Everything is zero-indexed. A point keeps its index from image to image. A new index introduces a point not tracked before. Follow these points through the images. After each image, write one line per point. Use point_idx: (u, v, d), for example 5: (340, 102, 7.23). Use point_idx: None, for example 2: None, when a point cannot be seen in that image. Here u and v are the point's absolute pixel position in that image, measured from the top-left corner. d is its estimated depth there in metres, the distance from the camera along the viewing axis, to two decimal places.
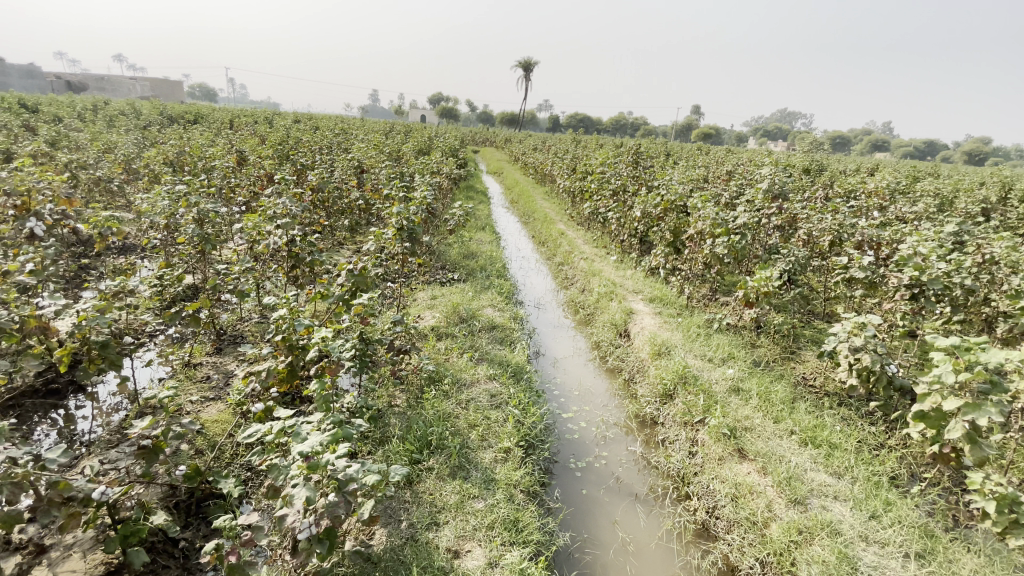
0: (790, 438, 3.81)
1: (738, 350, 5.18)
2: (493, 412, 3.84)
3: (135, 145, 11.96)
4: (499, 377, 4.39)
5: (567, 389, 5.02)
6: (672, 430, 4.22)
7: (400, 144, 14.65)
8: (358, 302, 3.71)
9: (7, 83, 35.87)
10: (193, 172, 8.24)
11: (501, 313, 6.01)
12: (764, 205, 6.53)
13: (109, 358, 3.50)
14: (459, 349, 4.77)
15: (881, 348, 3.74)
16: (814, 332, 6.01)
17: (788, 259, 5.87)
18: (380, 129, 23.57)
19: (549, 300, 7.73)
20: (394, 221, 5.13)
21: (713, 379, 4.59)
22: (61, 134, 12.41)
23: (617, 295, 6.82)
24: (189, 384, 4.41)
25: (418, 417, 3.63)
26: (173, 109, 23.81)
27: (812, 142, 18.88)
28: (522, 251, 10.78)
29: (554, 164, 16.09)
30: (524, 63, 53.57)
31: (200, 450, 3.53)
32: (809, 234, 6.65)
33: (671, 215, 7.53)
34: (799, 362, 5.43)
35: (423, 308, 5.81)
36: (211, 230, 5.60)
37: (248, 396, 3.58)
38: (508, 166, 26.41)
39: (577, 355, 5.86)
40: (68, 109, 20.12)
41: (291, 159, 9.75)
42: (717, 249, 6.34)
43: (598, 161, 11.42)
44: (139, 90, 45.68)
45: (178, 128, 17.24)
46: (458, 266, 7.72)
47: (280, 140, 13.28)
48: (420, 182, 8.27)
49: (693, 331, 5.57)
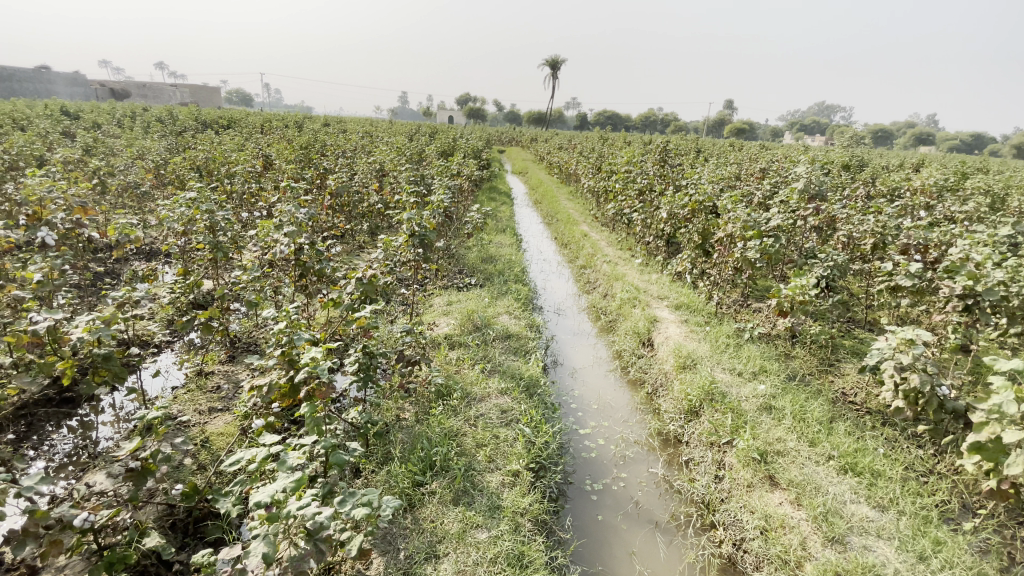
0: (827, 464, 3.48)
1: (769, 363, 4.84)
2: (502, 430, 3.64)
3: (167, 150, 12.29)
4: (512, 391, 4.19)
5: (585, 403, 4.78)
6: (696, 451, 3.93)
7: (422, 146, 14.60)
8: (363, 314, 3.57)
9: (57, 92, 37.71)
10: (217, 178, 8.34)
11: (518, 320, 5.81)
12: (800, 206, 6.12)
13: (114, 370, 3.46)
14: (472, 360, 4.60)
15: (931, 368, 3.37)
16: (854, 342, 5.59)
17: (826, 264, 5.46)
18: (405, 131, 23.63)
19: (570, 305, 7.49)
20: (407, 226, 4.99)
21: (742, 396, 4.27)
22: (99, 141, 12.86)
23: (641, 301, 6.53)
24: (200, 394, 4.38)
25: (424, 435, 3.47)
26: (208, 115, 24.53)
27: (853, 137, 17.96)
28: (545, 253, 10.55)
29: (578, 163, 15.79)
30: (554, 62, 52.90)
31: (203, 465, 3.47)
32: (849, 236, 6.20)
33: (699, 217, 7.17)
34: (838, 376, 5.05)
35: (438, 316, 5.66)
36: (227, 237, 5.58)
37: (251, 411, 3.49)
38: (533, 166, 26.21)
39: (597, 365, 5.61)
40: (109, 117, 20.94)
41: (314, 163, 9.79)
42: (747, 253, 5.97)
43: (623, 160, 11.08)
44: (178, 97, 47.40)
45: (211, 133, 17.69)
46: (477, 270, 7.56)
47: (305, 143, 13.43)
48: (439, 184, 8.15)
49: (721, 341, 5.24)
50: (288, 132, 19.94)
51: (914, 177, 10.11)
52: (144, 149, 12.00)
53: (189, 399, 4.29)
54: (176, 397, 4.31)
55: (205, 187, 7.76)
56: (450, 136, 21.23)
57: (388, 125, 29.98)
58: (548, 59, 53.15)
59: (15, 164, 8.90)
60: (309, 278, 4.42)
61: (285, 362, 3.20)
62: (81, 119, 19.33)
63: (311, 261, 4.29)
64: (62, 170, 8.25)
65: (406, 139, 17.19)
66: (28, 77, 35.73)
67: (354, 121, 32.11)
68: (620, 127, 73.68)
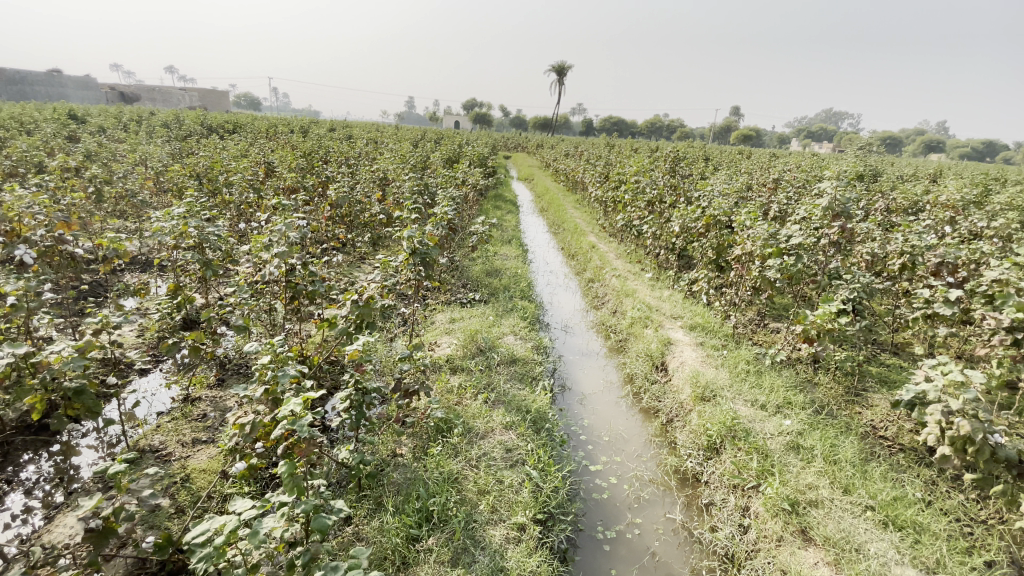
0: (866, 516, 3.15)
1: (793, 394, 4.51)
2: (507, 473, 3.33)
3: (168, 156, 12.11)
4: (518, 425, 3.89)
5: (596, 434, 4.46)
6: (718, 496, 3.62)
7: (427, 153, 14.36)
8: (357, 345, 3.24)
9: (65, 94, 37.90)
10: (215, 186, 8.11)
11: (524, 342, 5.51)
12: (823, 223, 5.80)
13: (87, 405, 3.20)
14: (475, 388, 4.30)
15: (984, 414, 3.04)
16: (882, 369, 5.26)
17: (854, 287, 5.14)
18: (412, 137, 23.50)
19: (577, 322, 7.18)
20: (408, 244, 4.72)
21: (766, 433, 3.95)
22: (100, 146, 12.69)
23: (653, 321, 6.22)
24: (184, 423, 4.10)
25: (422, 480, 3.17)
26: (214, 119, 24.46)
27: (866, 145, 17.64)
28: (551, 264, 10.26)
29: (585, 171, 15.50)
30: (560, 66, 53.19)
31: (181, 508, 3.18)
32: (874, 256, 5.86)
33: (714, 232, 6.86)
34: (866, 408, 4.72)
35: (439, 336, 5.38)
36: (219, 252, 5.31)
37: (234, 449, 3.20)
38: (539, 173, 25.97)
39: (607, 390, 5.29)
40: (115, 121, 20.87)
41: (315, 170, 9.55)
42: (767, 273, 5.66)
43: (632, 170, 10.76)
44: (187, 101, 47.62)
45: (215, 138, 17.52)
46: (481, 284, 7.27)
47: (308, 149, 13.20)
48: (443, 195, 7.86)
49: (741, 368, 4.92)
50: (294, 137, 19.83)
51: (934, 190, 9.78)
52: (145, 155, 11.81)
53: (173, 428, 4.02)
54: (158, 426, 4.04)
55: (203, 196, 7.53)
56: (456, 142, 21.02)
57: (394, 130, 29.86)
58: (555, 65, 53.06)
59: (11, 169, 8.71)
60: (303, 300, 4.16)
61: (270, 399, 2.92)
62: (87, 122, 19.23)
63: (305, 283, 4.01)
64: (58, 177, 8.05)
65: (411, 145, 16.96)
66: (37, 80, 35.91)
67: (360, 126, 32.01)
68: (627, 133, 73.47)
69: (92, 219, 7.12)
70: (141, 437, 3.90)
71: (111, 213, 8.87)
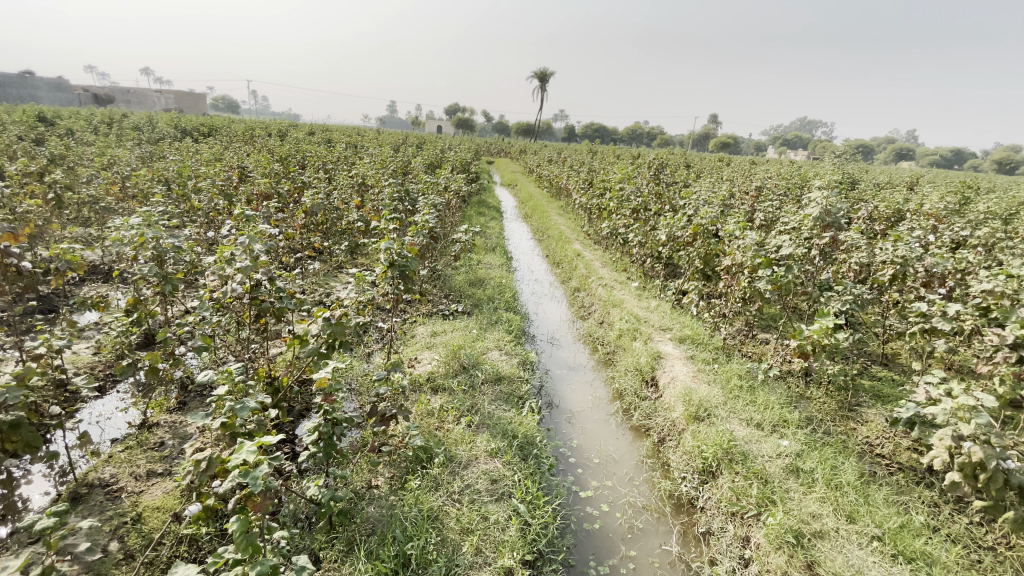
0: (873, 547, 2.98)
1: (789, 412, 4.35)
2: (493, 508, 3.08)
3: (137, 160, 11.60)
4: (503, 452, 3.64)
5: (586, 456, 4.23)
6: (716, 525, 3.42)
7: (407, 158, 14.06)
8: (324, 373, 2.82)
9: (34, 95, 36.67)
10: (183, 193, 7.71)
11: (510, 357, 5.27)
12: (813, 233, 5.69)
13: (25, 439, 2.77)
14: (457, 410, 4.04)
15: (998, 440, 2.90)
16: (875, 383, 5.15)
17: (846, 299, 5.02)
18: (392, 141, 23.08)
19: (563, 333, 6.96)
20: (385, 256, 4.45)
21: (764, 455, 3.77)
22: (65, 149, 12.12)
23: (641, 333, 6.03)
24: (140, 452, 3.75)
25: (399, 519, 2.90)
26: (188, 121, 23.79)
27: (843, 154, 17.92)
28: (535, 273, 10.06)
29: (569, 176, 15.36)
30: (543, 73, 53.37)
31: (131, 553, 2.84)
32: (864, 266, 5.77)
33: (702, 241, 6.72)
34: (861, 424, 4.59)
35: (420, 352, 5.12)
36: (182, 265, 4.96)
37: (189, 487, 2.89)
38: (523, 178, 25.83)
39: (595, 407, 5.06)
40: (84, 123, 20.13)
41: (291, 175, 9.19)
42: (757, 284, 5.52)
43: (617, 176, 10.62)
44: (161, 103, 46.53)
45: (189, 141, 16.96)
46: (464, 295, 7.01)
47: (286, 154, 12.79)
48: (424, 202, 7.58)
49: (734, 384, 4.75)
50: (272, 141, 19.39)
51: (914, 198, 9.86)
52: (112, 158, 11.30)
53: (126, 458, 3.66)
54: (110, 457, 3.68)
55: (169, 203, 7.14)
56: (439, 147, 20.72)
57: (375, 135, 29.42)
58: (538, 71, 53.18)
59: None
60: (270, 318, 3.85)
61: (228, 434, 2.62)
62: (54, 125, 18.50)
63: (271, 301, 3.71)
64: (13, 182, 7.57)
65: (391, 150, 16.65)
66: (3, 80, 34.66)
67: (341, 130, 31.56)
68: (609, 140, 74.09)
69: (48, 227, 6.67)
70: (90, 470, 3.54)
71: (72, 220, 8.40)
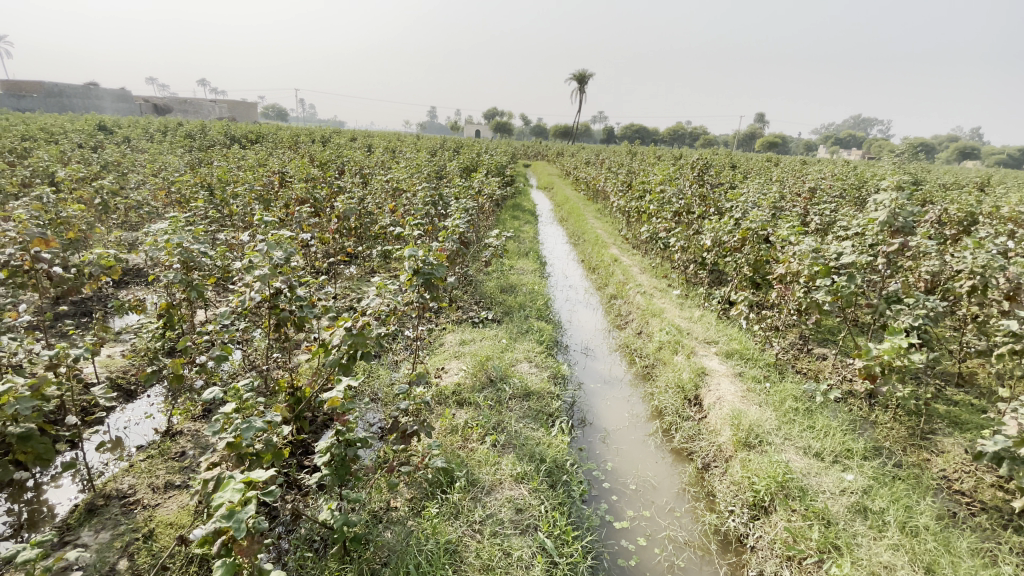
0: None
1: (852, 440, 3.88)
2: (516, 543, 2.81)
3: (185, 166, 12.02)
4: (530, 477, 3.36)
5: (621, 482, 3.89)
6: (768, 569, 3.03)
7: (444, 162, 14.03)
8: (335, 392, 2.58)
9: (102, 106, 39.21)
10: (222, 198, 7.85)
11: (540, 370, 4.99)
12: (879, 239, 5.13)
13: (36, 450, 2.79)
14: (483, 428, 3.80)
15: None
16: (950, 408, 4.58)
17: (918, 313, 4.49)
18: (430, 146, 23.30)
19: (598, 343, 6.62)
20: (411, 263, 4.24)
21: (826, 491, 3.34)
22: (121, 156, 12.72)
23: (683, 346, 5.62)
24: (160, 462, 3.72)
25: (413, 550, 2.67)
26: (236, 129, 24.74)
27: (904, 153, 16.70)
28: (570, 278, 9.73)
29: (607, 178, 14.92)
30: (582, 75, 52.90)
31: (138, 573, 2.76)
32: (938, 276, 5.16)
33: (751, 247, 6.25)
34: (934, 455, 4.07)
35: (446, 361, 4.93)
36: (211, 270, 4.94)
37: (197, 507, 2.77)
38: (560, 181, 25.50)
39: (632, 426, 4.71)
40: (142, 131, 21.21)
41: (327, 180, 9.24)
42: (814, 295, 5.03)
43: (658, 178, 10.15)
44: (216, 112, 49.08)
45: (236, 148, 17.57)
46: (496, 302, 6.79)
47: (325, 158, 12.96)
48: (456, 206, 7.40)
49: (788, 407, 4.30)
50: (315, 147, 19.85)
51: (989, 199, 8.96)
52: (161, 164, 11.75)
53: (146, 469, 3.63)
54: (132, 466, 3.66)
55: (207, 208, 7.26)
56: (477, 151, 20.71)
57: (414, 140, 29.82)
58: (576, 74, 52.76)
59: (25, 180, 8.66)
60: (291, 328, 3.71)
61: (234, 455, 2.47)
62: (115, 133, 19.59)
63: (291, 309, 3.57)
64: (66, 188, 7.91)
65: (428, 154, 16.68)
66: (75, 93, 37.16)
67: (382, 135, 32.07)
68: (649, 141, 72.62)
69: (95, 232, 6.90)
70: (110, 480, 3.52)
71: (120, 224, 8.72)
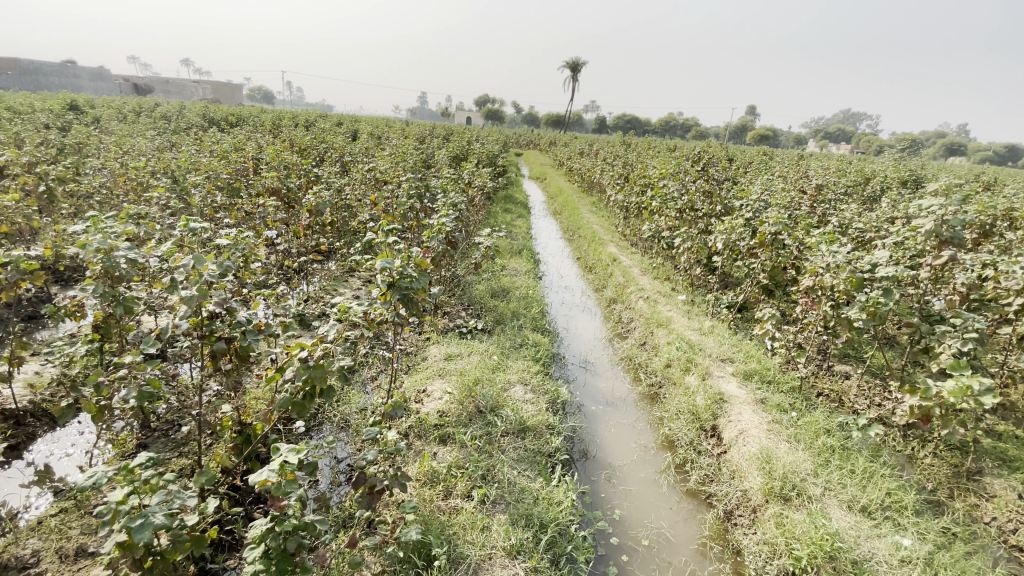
0: None
1: (902, 491, 3.34)
2: None
3: (153, 150, 11.13)
4: (527, 550, 2.75)
5: (631, 536, 3.29)
6: None
7: (434, 151, 13.28)
8: (262, 477, 1.87)
9: (79, 85, 37.48)
10: (183, 187, 7.07)
11: (537, 397, 4.36)
12: (922, 249, 4.51)
13: None
14: (469, 478, 3.18)
15: None
16: (999, 444, 4.06)
17: (969, 337, 3.91)
18: (420, 132, 22.33)
19: (597, 355, 6.02)
20: (384, 274, 3.54)
21: (882, 563, 2.79)
22: (85, 138, 11.79)
23: (695, 364, 5.03)
24: (75, 519, 3.05)
25: None
26: (217, 111, 23.63)
27: (904, 148, 16.24)
28: (565, 278, 9.13)
29: (603, 170, 14.25)
30: (575, 62, 51.89)
31: None
32: (983, 292, 4.59)
33: (768, 252, 5.64)
34: (986, 502, 3.53)
35: (429, 383, 4.30)
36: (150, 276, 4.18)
37: None
38: (552, 171, 24.81)
39: (641, 461, 4.11)
40: (115, 112, 20.08)
41: (302, 168, 8.46)
42: (846, 311, 4.42)
43: (659, 172, 9.48)
44: (199, 93, 47.43)
45: (213, 131, 16.59)
46: (486, 309, 6.15)
47: (306, 144, 12.12)
48: (442, 200, 6.69)
49: (822, 446, 3.75)
50: (298, 131, 18.90)
51: (1005, 199, 8.46)
52: (127, 146, 10.86)
53: (57, 528, 2.96)
54: (40, 524, 2.98)
55: (165, 198, 6.48)
56: (468, 139, 19.92)
57: (403, 126, 28.85)
58: (571, 61, 51.77)
59: None
60: (233, 357, 3.01)
61: (129, 560, 1.82)
62: (86, 113, 18.47)
63: (230, 336, 2.87)
64: (7, 173, 7.07)
65: (415, 141, 15.89)
66: (50, 70, 35.46)
67: (370, 121, 31.12)
68: (642, 132, 71.92)
69: (35, 225, 6.11)
70: (10, 543, 2.84)
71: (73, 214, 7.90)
